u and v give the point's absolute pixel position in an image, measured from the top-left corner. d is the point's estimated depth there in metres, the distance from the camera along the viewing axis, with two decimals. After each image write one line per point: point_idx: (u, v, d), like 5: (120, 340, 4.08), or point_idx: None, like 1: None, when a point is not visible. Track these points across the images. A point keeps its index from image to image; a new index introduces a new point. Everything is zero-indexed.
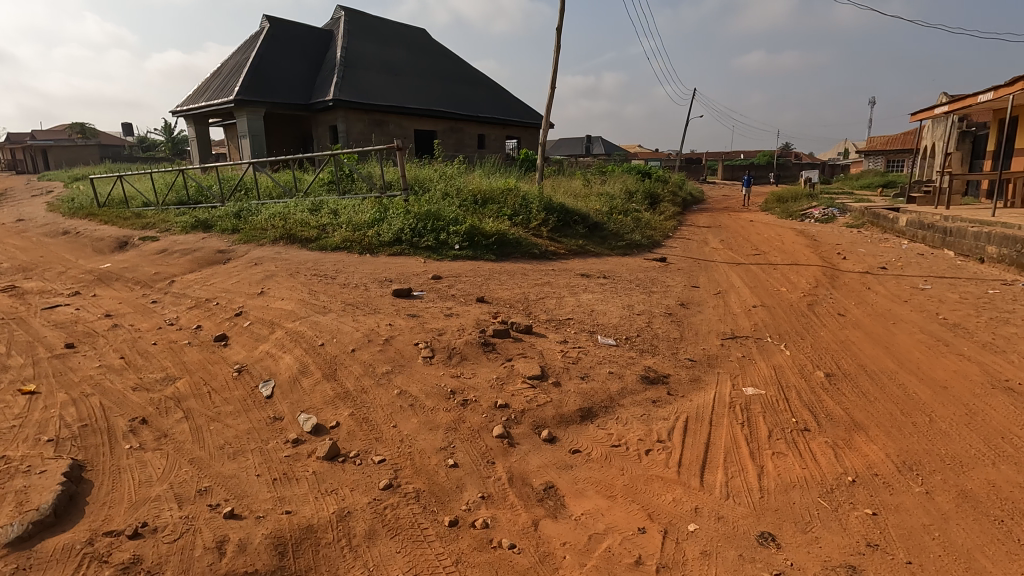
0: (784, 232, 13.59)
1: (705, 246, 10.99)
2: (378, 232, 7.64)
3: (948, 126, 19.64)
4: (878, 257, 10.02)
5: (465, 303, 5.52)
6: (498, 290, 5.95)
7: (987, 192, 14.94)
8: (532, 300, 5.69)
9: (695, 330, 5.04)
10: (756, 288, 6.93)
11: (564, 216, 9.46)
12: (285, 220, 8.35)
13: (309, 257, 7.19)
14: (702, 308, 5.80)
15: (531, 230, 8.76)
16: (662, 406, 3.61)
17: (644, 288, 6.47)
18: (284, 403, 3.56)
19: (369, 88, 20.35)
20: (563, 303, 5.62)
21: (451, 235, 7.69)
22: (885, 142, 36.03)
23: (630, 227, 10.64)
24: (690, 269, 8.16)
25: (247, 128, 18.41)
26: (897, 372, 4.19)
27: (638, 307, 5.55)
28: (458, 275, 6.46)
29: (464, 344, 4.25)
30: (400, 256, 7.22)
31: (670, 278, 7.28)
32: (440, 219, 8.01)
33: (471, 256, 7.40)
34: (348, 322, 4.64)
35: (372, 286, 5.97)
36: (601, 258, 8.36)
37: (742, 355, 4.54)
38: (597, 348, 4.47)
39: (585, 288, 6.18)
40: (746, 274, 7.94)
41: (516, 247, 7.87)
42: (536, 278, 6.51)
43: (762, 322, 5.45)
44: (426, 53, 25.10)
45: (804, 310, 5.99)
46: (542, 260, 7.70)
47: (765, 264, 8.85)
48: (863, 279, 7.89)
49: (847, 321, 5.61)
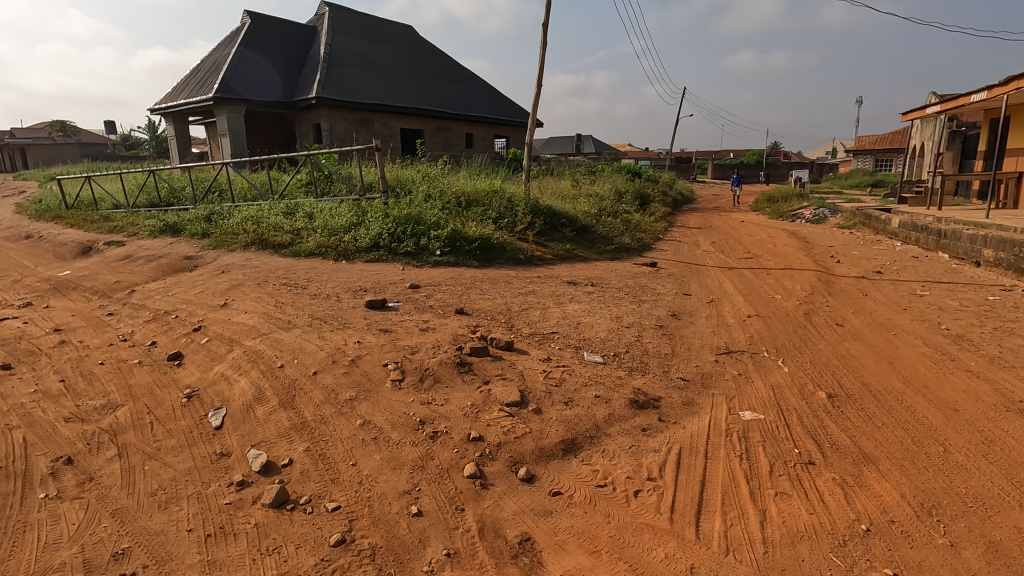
0: (775, 234, 13.36)
1: (696, 249, 10.71)
2: (355, 237, 7.27)
3: (938, 126, 19.53)
4: (872, 260, 9.80)
5: (443, 315, 5.17)
6: (479, 300, 5.60)
7: (978, 193, 14.81)
8: (514, 311, 5.35)
9: (688, 345, 4.73)
10: (750, 295, 6.64)
11: (551, 219, 9.13)
12: (258, 224, 7.94)
13: (280, 264, 6.80)
14: (694, 319, 5.49)
15: (516, 234, 8.41)
16: (653, 436, 3.28)
17: (634, 297, 6.16)
18: (234, 436, 3.20)
19: (354, 85, 19.89)
20: (547, 315, 5.29)
21: (432, 240, 7.33)
22: (873, 142, 36.09)
23: (619, 230, 10.34)
24: (681, 275, 7.86)
25: (227, 127, 17.90)
26: (903, 393, 3.90)
27: (627, 319, 5.23)
28: (438, 284, 6.11)
29: (438, 365, 3.90)
30: (378, 263, 6.85)
31: (661, 285, 6.98)
32: (420, 222, 7.65)
33: (453, 262, 7.05)
34: (314, 339, 4.27)
35: (344, 297, 5.60)
36: (590, 263, 8.04)
37: (737, 374, 4.22)
38: (583, 367, 4.14)
39: (571, 298, 5.85)
40: (739, 280, 7.66)
41: (500, 252, 7.53)
42: (520, 287, 6.18)
43: (758, 334, 5.15)
44: (412, 51, 24.64)
45: (800, 320, 5.70)
46: (527, 266, 7.37)
47: (758, 269, 8.59)
48: (859, 284, 7.64)
49: (846, 333, 5.33)
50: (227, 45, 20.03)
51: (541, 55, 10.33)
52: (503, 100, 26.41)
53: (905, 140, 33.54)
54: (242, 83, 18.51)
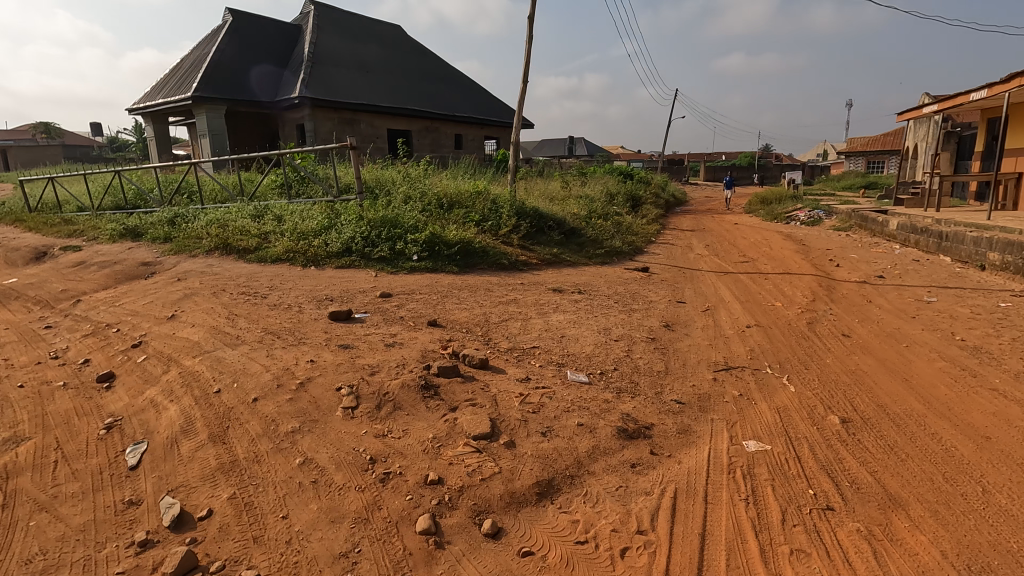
0: (771, 236, 12.98)
1: (689, 252, 10.29)
2: (326, 241, 6.77)
3: (934, 126, 19.24)
4: (872, 264, 9.41)
5: (413, 328, 4.68)
6: (455, 311, 5.13)
7: (977, 194, 14.51)
8: (493, 323, 4.88)
9: (683, 361, 4.27)
10: (748, 302, 6.21)
11: (538, 221, 8.68)
12: (224, 227, 7.44)
13: (243, 271, 6.29)
14: (690, 330, 5.04)
15: (500, 238, 7.94)
16: (644, 474, 2.81)
17: (624, 305, 5.70)
18: (148, 478, 2.71)
19: (338, 85, 19.37)
20: (529, 326, 4.82)
21: (410, 244, 6.85)
22: (866, 143, 35.95)
23: (610, 233, 9.91)
24: (675, 280, 7.43)
25: (206, 127, 17.34)
26: (925, 417, 3.48)
27: (616, 331, 4.76)
28: (412, 292, 5.63)
29: (399, 388, 3.42)
30: (349, 269, 6.36)
31: (653, 292, 6.53)
32: (398, 226, 7.17)
33: (431, 269, 6.57)
34: (261, 357, 3.76)
35: (307, 307, 5.10)
36: (578, 268, 7.59)
37: (738, 394, 3.77)
38: (566, 388, 3.67)
39: (556, 307, 5.39)
40: (736, 285, 7.24)
41: (482, 257, 7.07)
42: (501, 295, 5.72)
43: (759, 348, 4.70)
44: (399, 50, 24.15)
45: (804, 330, 5.27)
46: (511, 272, 6.91)
47: (755, 274, 8.16)
48: (862, 290, 7.23)
49: (854, 345, 4.90)
50: (208, 44, 19.47)
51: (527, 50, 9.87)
52: (493, 100, 25.96)
53: (898, 142, 33.41)
54: (223, 82, 17.95)
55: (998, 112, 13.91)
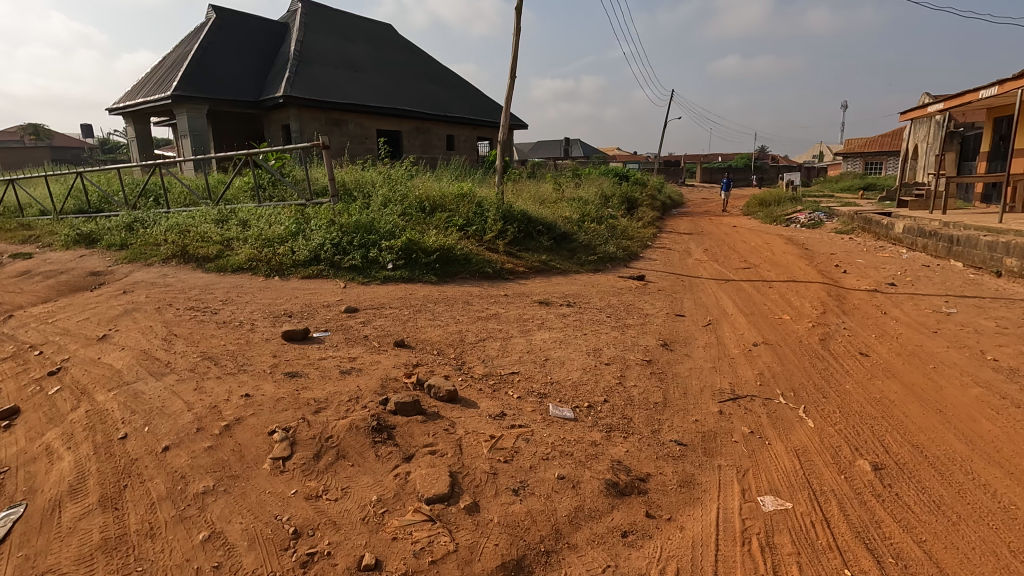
0: (772, 240, 12.48)
1: (687, 258, 9.76)
2: (293, 248, 6.20)
3: (935, 125, 18.83)
4: (880, 270, 8.90)
5: (377, 351, 4.12)
6: (427, 329, 4.57)
7: (983, 196, 14.05)
8: (469, 343, 4.32)
9: (684, 390, 3.72)
10: (754, 316, 5.67)
11: (526, 225, 8.15)
12: (186, 233, 6.86)
13: (198, 282, 5.71)
14: (690, 350, 4.49)
15: (485, 244, 7.39)
16: (638, 548, 2.26)
17: (618, 320, 5.15)
18: (9, 560, 2.12)
19: (325, 83, 18.78)
20: (509, 347, 4.26)
21: (384, 251, 6.29)
22: (863, 143, 35.58)
23: (603, 237, 9.38)
24: (673, 290, 6.88)
25: (187, 127, 16.73)
26: (970, 461, 2.94)
27: (607, 352, 4.21)
28: (382, 307, 5.06)
29: (346, 431, 2.86)
30: (316, 279, 5.79)
31: (649, 304, 5.98)
32: (372, 231, 6.62)
33: (406, 279, 6.01)
34: (188, 390, 3.18)
35: (260, 326, 4.52)
36: (567, 276, 7.05)
37: (748, 432, 3.22)
38: (547, 427, 3.10)
39: (541, 324, 4.83)
40: (738, 295, 6.72)
41: (464, 265, 6.51)
42: (481, 309, 5.18)
43: (770, 371, 4.15)
44: (390, 49, 23.60)
45: (817, 349, 4.72)
46: (494, 282, 6.36)
47: (758, 282, 7.64)
48: (873, 300, 6.72)
49: (874, 366, 4.36)
50: (190, 41, 18.84)
51: (514, 44, 9.32)
52: (485, 101, 25.42)
53: (896, 143, 33.06)
54: (205, 80, 17.33)
55: (1006, 110, 13.44)
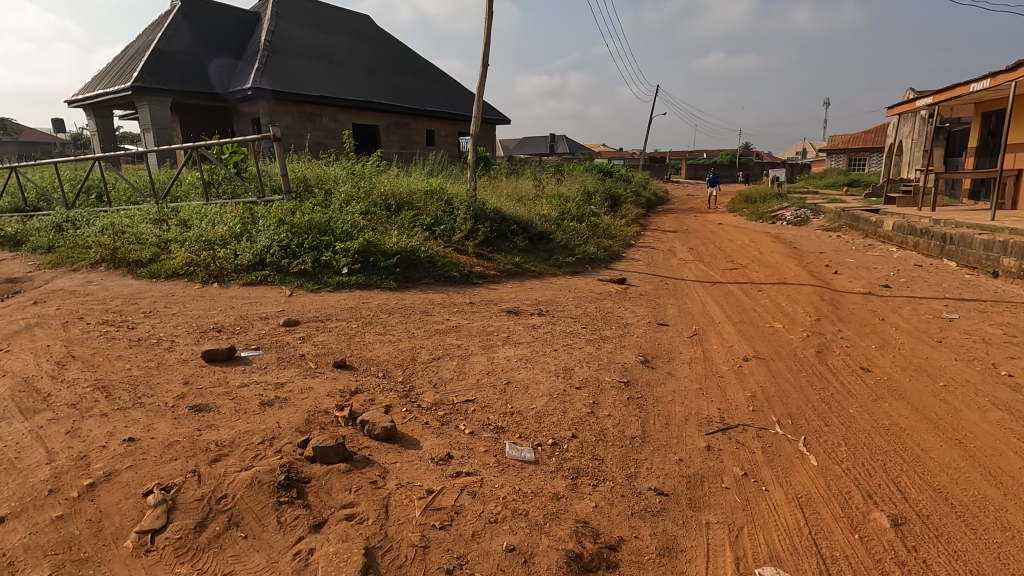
0: (759, 238, 12.09)
1: (671, 258, 9.28)
2: (236, 251, 5.58)
3: (920, 121, 18.62)
4: (871, 271, 8.51)
5: (311, 375, 3.54)
6: (375, 346, 4.00)
7: (972, 193, 13.80)
8: (421, 363, 3.76)
9: (665, 419, 3.19)
10: (743, 325, 5.17)
11: (499, 224, 7.58)
12: (120, 234, 6.20)
13: (124, 291, 5.06)
14: (673, 367, 3.97)
15: (453, 244, 6.81)
16: None
17: (594, 332, 4.61)
18: None
19: (297, 75, 17.99)
20: (466, 367, 3.69)
21: (339, 254, 5.69)
22: (847, 140, 35.54)
23: (583, 236, 8.85)
24: (657, 294, 6.38)
25: (149, 120, 15.89)
26: (1005, 512, 2.46)
27: (579, 373, 3.67)
28: (328, 318, 4.48)
29: (245, 488, 2.29)
30: (259, 286, 5.18)
31: (629, 311, 5.46)
32: (328, 232, 6.03)
33: (363, 284, 5.44)
34: (59, 436, 2.57)
35: (180, 344, 3.89)
36: (542, 280, 6.52)
37: (741, 475, 2.71)
38: (500, 475, 2.56)
39: (507, 338, 4.27)
40: (726, 299, 6.24)
41: (428, 268, 5.94)
42: (440, 320, 4.62)
43: (763, 394, 3.64)
44: (367, 41, 22.83)
45: (814, 364, 4.23)
46: (461, 287, 5.81)
47: (746, 284, 7.18)
48: (869, 304, 6.29)
49: (879, 385, 3.87)
50: (154, 30, 17.93)
51: (487, 32, 8.73)
52: (466, 95, 24.78)
53: (880, 140, 33.05)
54: (168, 71, 16.47)
55: (994, 105, 13.18)
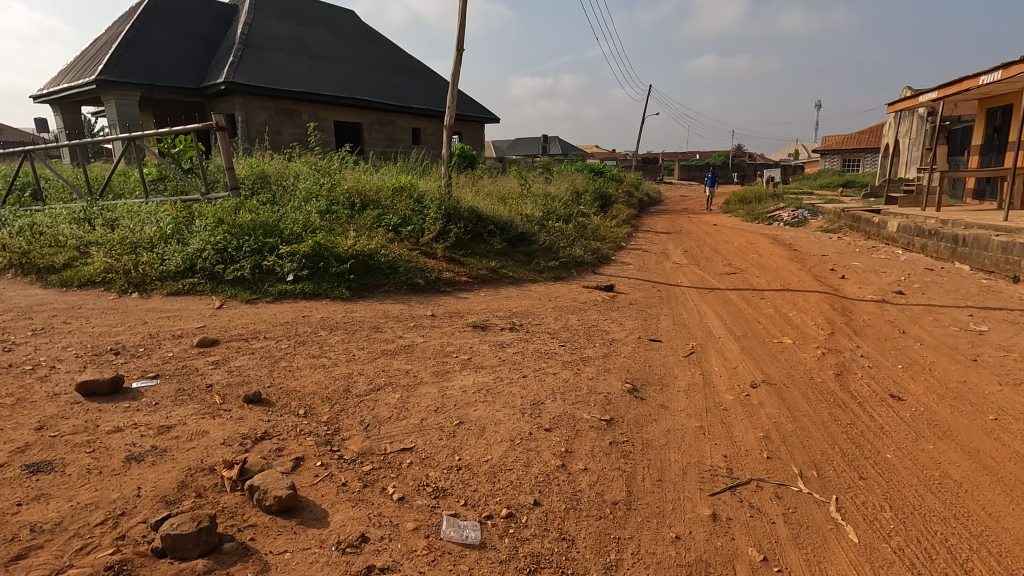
0: (757, 239, 11.47)
1: (663, 261, 8.59)
2: (165, 254, 4.84)
3: (919, 119, 18.09)
4: (880, 275, 7.86)
5: (212, 414, 2.80)
6: (304, 372, 3.26)
7: (976, 192, 13.24)
8: (356, 395, 3.02)
9: (657, 474, 2.49)
10: (747, 341, 4.47)
11: (475, 224, 6.86)
12: (38, 236, 5.43)
13: (24, 302, 4.30)
14: (668, 399, 3.26)
15: (421, 247, 6.06)
16: None
17: (575, 352, 3.89)
18: None
19: (274, 70, 17.19)
20: (410, 403, 2.95)
21: (284, 259, 4.96)
22: (841, 141, 35.06)
23: (569, 238, 8.15)
24: (648, 303, 5.68)
25: (115, 115, 15.02)
26: None
27: (551, 408, 2.95)
28: (257, 336, 3.75)
29: None
30: (186, 296, 4.45)
31: (617, 324, 4.74)
32: (275, 234, 5.30)
33: (309, 294, 4.72)
34: None
35: (58, 372, 3.13)
36: (521, 288, 5.80)
37: (760, 560, 2.02)
38: (427, 573, 1.84)
39: (469, 360, 3.54)
40: (726, 309, 5.56)
41: (388, 274, 5.22)
42: (392, 337, 3.89)
43: (778, 433, 2.95)
44: (350, 37, 22.06)
45: (835, 392, 3.54)
46: (425, 296, 5.09)
47: (747, 291, 6.50)
48: (885, 314, 5.62)
49: (916, 420, 3.19)
50: (123, 22, 17.08)
51: (463, 17, 8.02)
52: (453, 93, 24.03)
53: (875, 140, 32.64)
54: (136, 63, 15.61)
55: (1001, 100, 12.61)
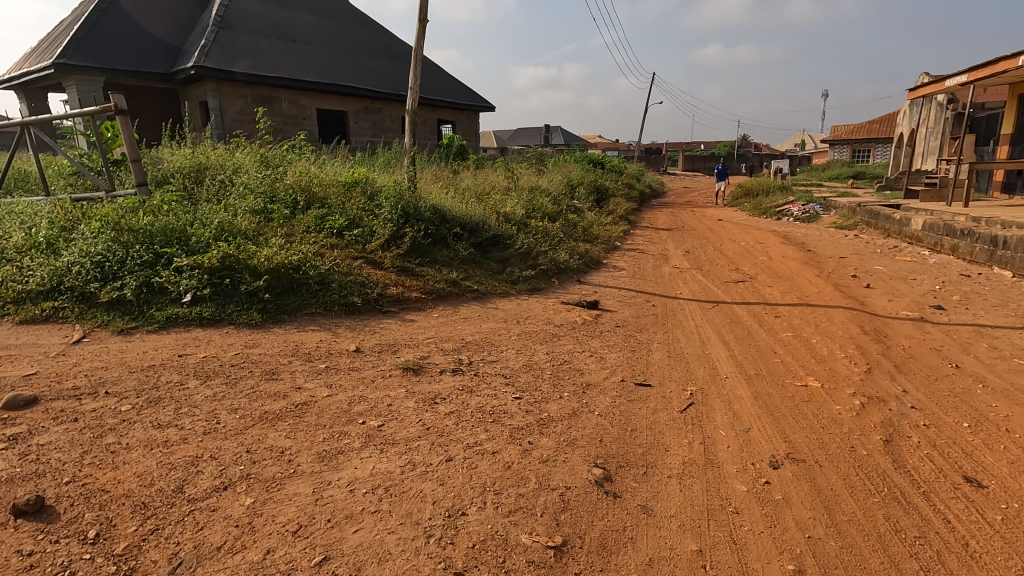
0: (766, 238, 10.45)
1: (660, 265, 7.58)
2: (28, 269, 3.86)
3: (937, 107, 16.93)
4: (911, 283, 6.83)
5: None
6: (131, 458, 2.27)
7: (1006, 186, 12.15)
8: (189, 501, 2.03)
9: None
10: (761, 386, 3.47)
11: (438, 225, 5.84)
12: None
13: None
14: (653, 496, 2.27)
15: (366, 254, 5.05)
16: None
17: (532, 410, 2.89)
18: None
19: (250, 54, 16.06)
20: (262, 518, 1.95)
21: (182, 275, 3.97)
22: (850, 130, 33.69)
23: (553, 239, 7.13)
24: (640, 325, 4.66)
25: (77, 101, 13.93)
26: None
27: (473, 524, 1.96)
28: (103, 390, 2.74)
29: None
30: (41, 327, 3.46)
31: (598, 359, 3.74)
32: (180, 243, 4.31)
33: (206, 320, 3.75)
34: None
35: None
36: (486, 306, 4.81)
37: None
38: None
39: (380, 431, 2.54)
40: (734, 333, 4.56)
41: (315, 292, 4.23)
42: (287, 389, 2.89)
43: (814, 565, 1.96)
44: (335, 20, 20.90)
45: (889, 477, 2.53)
46: (360, 320, 4.10)
47: (760, 306, 5.47)
48: (928, 339, 4.61)
49: (1015, 530, 2.18)
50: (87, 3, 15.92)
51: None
52: None
53: (885, 130, 31.35)
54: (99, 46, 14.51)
55: None
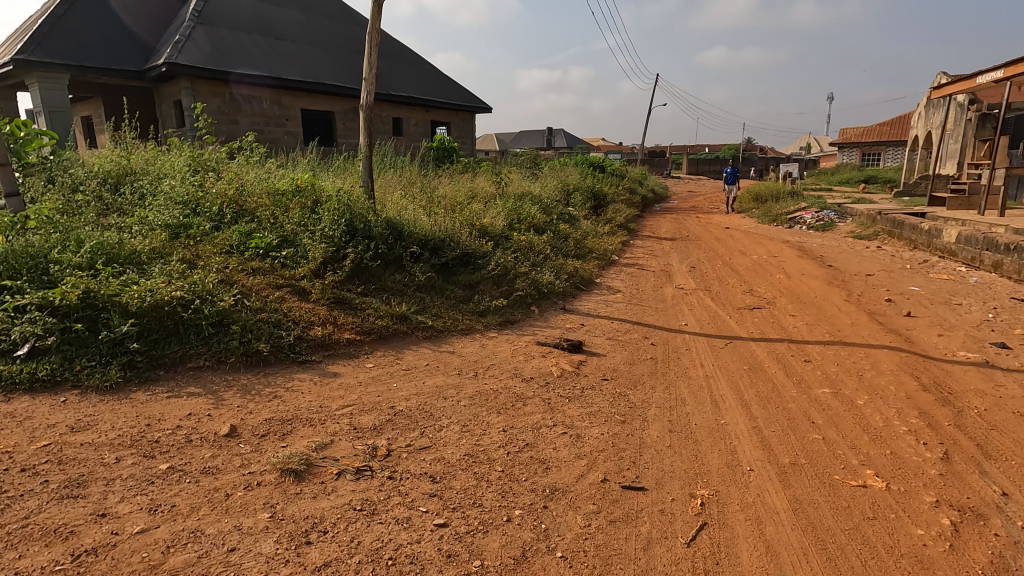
0: (780, 251, 9.41)
1: (662, 286, 6.55)
2: None
3: (957, 107, 15.83)
4: (956, 311, 5.77)
5: None
6: None
7: None
8: None
9: None
10: (798, 489, 2.44)
11: (392, 242, 4.83)
12: None
13: None
14: None
15: (291, 282, 4.05)
16: None
17: (457, 556, 1.86)
18: None
19: (227, 49, 15.10)
20: None
21: (20, 318, 2.98)
22: (859, 134, 32.53)
23: (536, 255, 6.13)
24: (634, 377, 3.63)
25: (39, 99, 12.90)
26: None
27: None
28: None
29: None
30: None
31: (573, 441, 2.71)
32: (36, 273, 3.33)
33: (42, 384, 2.77)
34: None
35: None
36: (439, 350, 3.80)
37: None
38: None
39: None
40: (756, 389, 3.53)
41: (205, 336, 3.23)
42: (81, 519, 1.88)
43: None
44: (322, 15, 19.94)
45: None
46: (260, 378, 3.10)
47: (785, 344, 4.42)
48: (1006, 397, 3.54)
49: None
50: None
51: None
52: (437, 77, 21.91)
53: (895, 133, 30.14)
54: None
55: None
